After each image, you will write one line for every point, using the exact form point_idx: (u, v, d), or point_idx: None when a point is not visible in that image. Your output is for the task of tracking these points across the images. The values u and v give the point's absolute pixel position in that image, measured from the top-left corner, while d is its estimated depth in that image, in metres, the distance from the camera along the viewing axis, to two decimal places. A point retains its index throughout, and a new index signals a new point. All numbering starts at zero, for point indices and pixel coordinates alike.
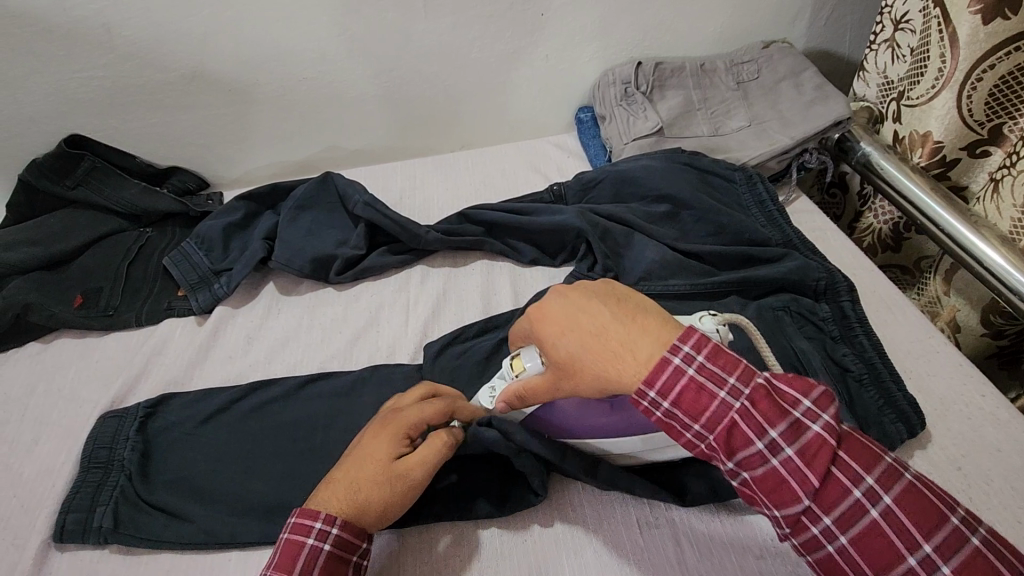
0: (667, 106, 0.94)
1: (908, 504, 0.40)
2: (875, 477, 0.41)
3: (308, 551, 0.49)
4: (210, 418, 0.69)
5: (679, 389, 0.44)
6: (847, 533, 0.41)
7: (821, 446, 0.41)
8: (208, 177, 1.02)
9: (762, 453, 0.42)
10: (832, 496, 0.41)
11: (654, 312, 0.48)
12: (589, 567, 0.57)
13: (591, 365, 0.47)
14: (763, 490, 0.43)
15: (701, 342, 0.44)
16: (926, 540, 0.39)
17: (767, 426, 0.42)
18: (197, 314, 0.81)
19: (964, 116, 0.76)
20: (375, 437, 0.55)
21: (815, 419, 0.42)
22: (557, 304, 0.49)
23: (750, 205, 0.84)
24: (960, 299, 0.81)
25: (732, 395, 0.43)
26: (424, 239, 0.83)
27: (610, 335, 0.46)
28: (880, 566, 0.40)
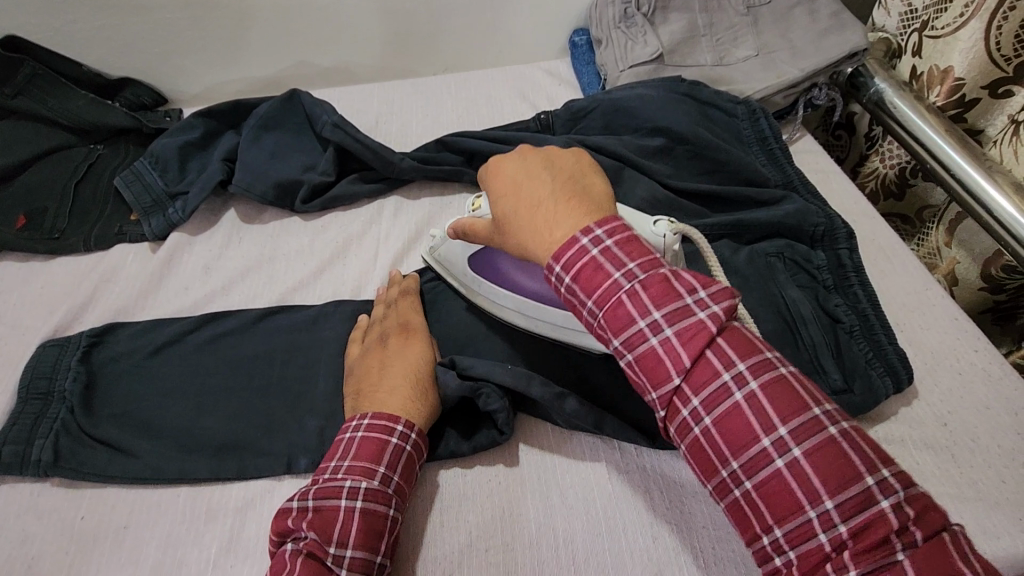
0: (669, 30, 0.86)
1: (775, 393, 0.37)
2: (747, 364, 0.38)
3: (391, 449, 0.52)
4: (160, 349, 0.65)
5: (580, 264, 0.41)
6: (710, 415, 0.38)
7: (700, 328, 0.38)
8: (164, 92, 0.93)
9: (643, 332, 0.39)
10: (702, 376, 0.38)
11: (594, 199, 0.44)
12: (557, 513, 0.55)
13: (513, 229, 0.45)
14: (641, 372, 0.40)
15: (617, 229, 0.41)
16: (784, 424, 0.36)
17: (650, 306, 0.39)
18: (151, 241, 0.75)
19: (991, 49, 0.69)
20: (405, 345, 0.60)
21: (704, 307, 0.39)
22: (509, 165, 0.47)
23: (751, 142, 0.78)
24: (961, 250, 0.77)
25: (626, 278, 0.40)
26: (398, 167, 0.77)
27: (538, 208, 0.44)
28: (736, 449, 0.37)
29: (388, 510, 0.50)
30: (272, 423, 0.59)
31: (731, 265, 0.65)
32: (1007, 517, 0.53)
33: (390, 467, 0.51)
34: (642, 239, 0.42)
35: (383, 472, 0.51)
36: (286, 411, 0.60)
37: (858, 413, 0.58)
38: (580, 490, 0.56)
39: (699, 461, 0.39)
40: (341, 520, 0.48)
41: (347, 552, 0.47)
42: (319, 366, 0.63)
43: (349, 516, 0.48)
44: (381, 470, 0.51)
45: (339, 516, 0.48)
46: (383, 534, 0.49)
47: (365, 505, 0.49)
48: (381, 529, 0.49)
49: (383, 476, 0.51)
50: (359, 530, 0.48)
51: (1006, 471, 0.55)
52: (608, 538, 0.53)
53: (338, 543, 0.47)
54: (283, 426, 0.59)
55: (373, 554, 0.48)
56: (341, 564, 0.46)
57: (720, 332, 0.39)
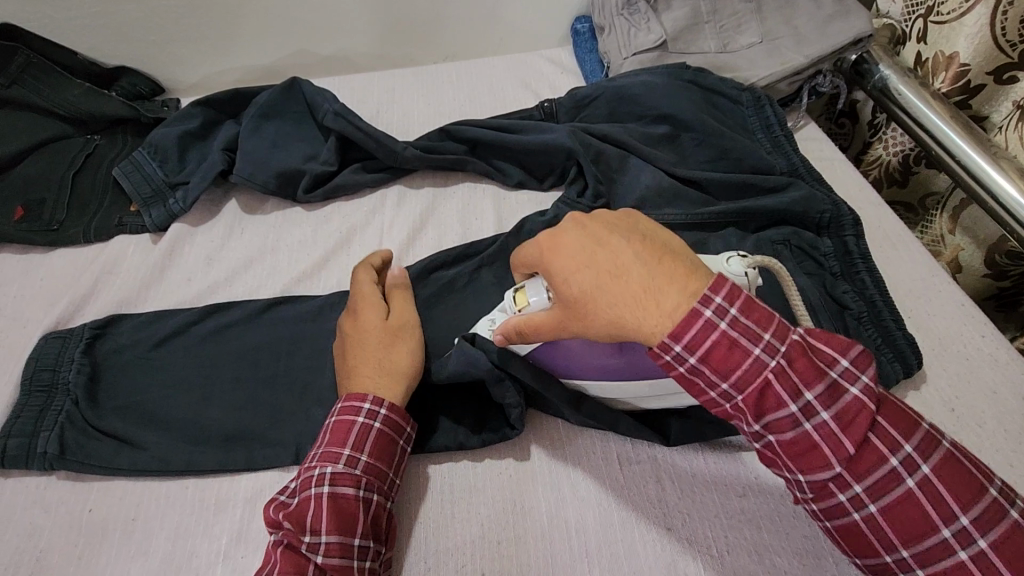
0: (672, 16, 0.85)
1: (947, 476, 0.39)
2: (914, 444, 0.39)
3: (358, 430, 0.52)
4: (164, 341, 0.64)
5: (710, 345, 0.40)
6: (877, 503, 0.40)
7: (859, 410, 0.40)
8: (161, 81, 0.92)
9: (794, 417, 0.40)
10: (866, 462, 0.40)
11: (683, 256, 0.42)
12: (568, 504, 0.55)
13: (604, 308, 0.41)
14: (792, 456, 0.41)
15: (734, 294, 0.40)
16: (963, 512, 0.38)
17: (804, 389, 0.40)
18: (152, 232, 0.74)
19: (996, 35, 0.69)
20: (358, 322, 0.59)
21: (853, 380, 0.40)
22: (572, 235, 0.44)
23: (756, 129, 0.77)
24: (966, 237, 0.77)
25: (768, 352, 0.40)
26: (402, 156, 0.76)
27: (632, 278, 0.41)
28: (911, 539, 0.39)
29: (357, 492, 0.50)
30: (280, 414, 0.59)
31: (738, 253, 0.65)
32: None
33: (355, 449, 0.51)
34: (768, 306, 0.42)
35: (347, 454, 0.51)
36: (293, 402, 0.60)
37: None
38: (591, 479, 0.56)
39: (859, 543, 0.41)
40: (312, 508, 0.49)
41: (322, 538, 0.48)
42: (325, 356, 0.62)
43: (318, 500, 0.49)
44: (346, 453, 0.51)
45: (311, 504, 0.49)
46: (356, 516, 0.49)
47: (332, 489, 0.49)
48: (352, 511, 0.49)
49: (349, 458, 0.51)
50: (331, 516, 0.48)
51: (1013, 455, 0.56)
52: (621, 529, 0.53)
53: (312, 530, 0.48)
54: (292, 417, 0.58)
55: (350, 538, 0.48)
56: (317, 550, 0.47)
57: (878, 409, 0.40)
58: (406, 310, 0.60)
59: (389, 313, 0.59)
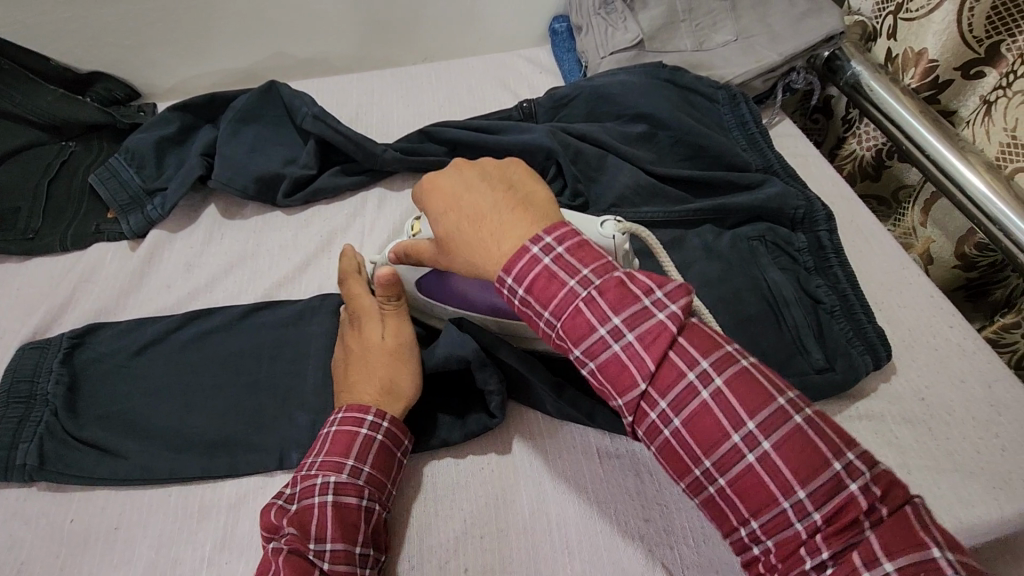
0: (649, 15, 0.86)
1: (740, 388, 0.39)
2: (710, 361, 0.40)
3: (361, 441, 0.52)
4: (145, 348, 0.64)
5: (533, 277, 0.43)
6: (680, 416, 0.40)
7: (661, 332, 0.40)
8: (137, 85, 0.91)
9: (604, 339, 0.41)
10: (667, 378, 0.40)
11: (540, 207, 0.47)
12: (549, 500, 0.55)
13: (461, 247, 0.47)
14: (606, 378, 0.42)
15: (566, 235, 0.43)
16: (751, 419, 0.38)
17: (611, 313, 0.41)
18: (130, 239, 0.74)
19: (963, 32, 0.70)
20: (360, 336, 0.59)
21: (662, 308, 0.41)
22: (445, 179, 0.49)
23: (731, 127, 0.78)
24: (936, 230, 0.79)
25: (582, 285, 0.42)
26: (381, 158, 0.76)
27: (484, 219, 0.46)
28: (709, 448, 0.39)
29: (360, 501, 0.50)
30: (263, 419, 0.59)
31: (714, 251, 0.66)
32: (982, 486, 0.55)
33: (359, 459, 0.52)
34: (596, 247, 0.44)
35: (351, 464, 0.51)
36: (276, 407, 0.60)
37: (840, 390, 0.60)
38: (572, 473, 0.57)
39: (673, 462, 0.41)
40: (317, 515, 0.49)
41: (327, 546, 0.48)
42: (307, 361, 0.62)
43: (322, 510, 0.49)
44: (349, 463, 0.51)
45: (315, 512, 0.49)
46: (358, 525, 0.49)
47: (335, 498, 0.50)
48: (354, 520, 0.49)
49: (352, 468, 0.51)
50: (335, 524, 0.49)
51: (980, 442, 0.57)
52: (601, 523, 0.54)
53: (317, 538, 0.48)
54: (275, 422, 0.59)
55: (353, 545, 0.48)
56: (322, 557, 0.47)
57: (679, 331, 0.41)
58: (404, 329, 0.59)
59: (387, 328, 0.58)
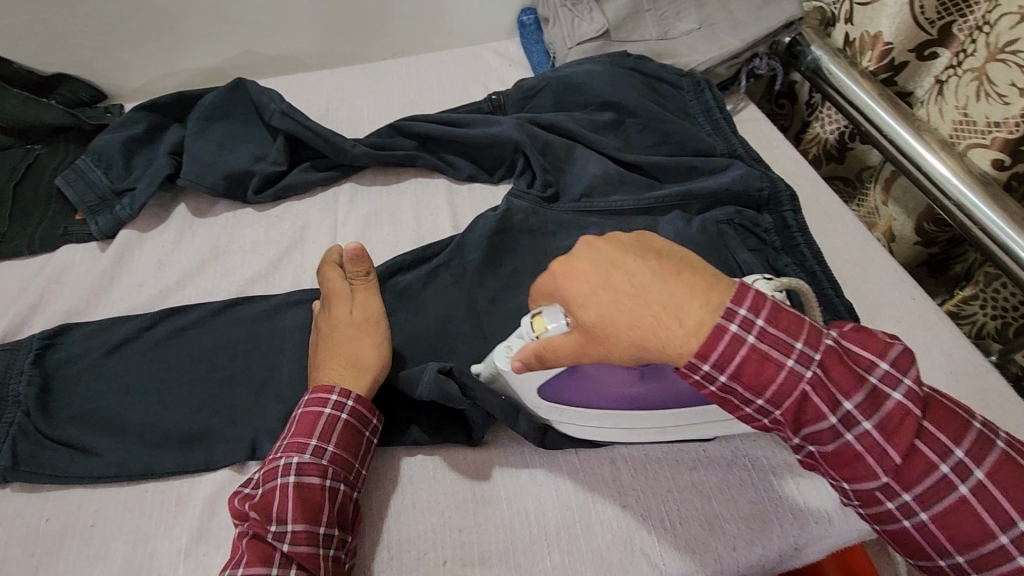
0: (614, 5, 0.87)
1: (1002, 478, 0.40)
2: (965, 450, 0.40)
3: (326, 421, 0.53)
4: (117, 347, 0.64)
5: (740, 362, 0.40)
6: (927, 512, 0.40)
7: (905, 417, 0.40)
8: (103, 86, 0.90)
9: (835, 428, 0.41)
10: (915, 472, 0.40)
11: (703, 270, 0.41)
12: (525, 485, 0.56)
13: (626, 332, 0.39)
14: (837, 463, 0.42)
15: (759, 304, 0.40)
16: (1021, 517, 0.39)
17: (842, 398, 0.41)
18: (100, 239, 0.73)
19: (915, 14, 0.72)
20: (329, 315, 0.60)
21: (895, 386, 0.41)
22: (582, 256, 0.41)
23: (696, 113, 0.80)
24: (896, 208, 0.81)
25: (802, 363, 0.40)
26: (350, 153, 0.76)
27: (648, 296, 0.39)
28: (962, 543, 0.40)
29: (323, 481, 0.51)
30: (237, 414, 0.59)
31: (684, 235, 0.67)
32: None
33: (323, 439, 0.52)
34: (794, 311, 0.42)
35: (314, 445, 0.52)
36: (251, 401, 0.60)
37: None
38: (548, 464, 0.58)
39: (907, 544, 0.42)
40: (279, 497, 0.49)
41: (288, 527, 0.48)
42: (282, 354, 0.63)
43: (284, 490, 0.49)
44: (312, 444, 0.52)
45: (277, 494, 0.50)
46: (321, 504, 0.50)
47: (298, 479, 0.50)
48: (317, 500, 0.50)
49: (315, 448, 0.52)
50: (297, 504, 0.49)
51: None
52: (576, 507, 0.55)
53: (278, 520, 0.48)
54: (250, 415, 0.59)
55: (316, 525, 0.49)
56: (283, 539, 0.48)
57: (923, 414, 0.41)
58: (371, 302, 0.60)
59: (356, 304, 0.60)
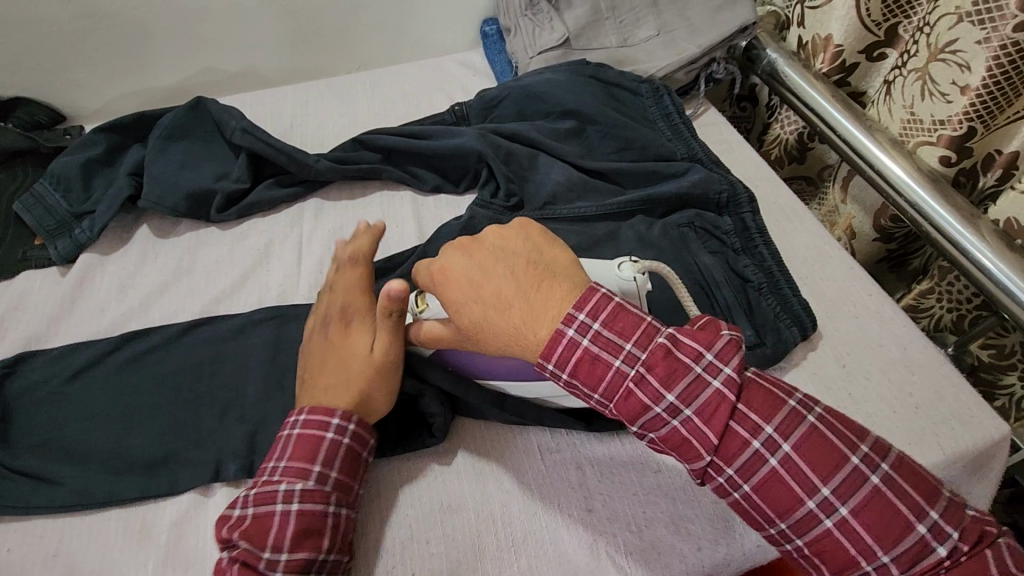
0: (574, 14, 0.88)
1: (809, 450, 0.41)
2: (774, 426, 0.42)
3: (328, 444, 0.52)
4: (79, 373, 0.63)
5: (576, 361, 0.44)
6: (749, 483, 0.42)
7: (719, 402, 0.42)
8: (62, 108, 0.89)
9: (662, 416, 0.43)
10: (733, 447, 0.42)
11: (563, 275, 0.47)
12: (493, 498, 0.56)
13: (492, 335, 0.46)
14: (668, 448, 0.44)
15: (598, 309, 0.44)
16: (825, 484, 0.40)
17: (664, 391, 0.42)
18: (59, 264, 0.73)
19: (862, 17, 0.74)
20: (348, 337, 0.57)
21: (715, 373, 0.42)
22: (459, 264, 0.48)
23: (656, 118, 0.81)
24: (855, 206, 0.83)
25: (628, 363, 0.43)
26: (314, 168, 0.77)
27: (511, 300, 0.45)
28: (783, 513, 0.41)
29: (326, 507, 0.50)
30: (203, 437, 0.59)
31: (646, 240, 0.68)
32: (899, 441, 0.58)
33: (326, 464, 0.51)
34: (635, 312, 0.44)
35: (318, 470, 0.51)
36: (216, 423, 0.60)
37: (772, 363, 0.63)
38: (516, 474, 0.58)
39: (749, 518, 0.43)
40: (277, 522, 0.48)
41: (283, 555, 0.48)
42: (247, 374, 0.62)
43: (284, 518, 0.48)
44: (315, 469, 0.51)
45: (275, 520, 0.49)
46: (321, 532, 0.49)
47: (300, 506, 0.49)
48: (317, 528, 0.49)
49: (318, 473, 0.51)
50: (295, 531, 0.48)
51: (896, 402, 0.60)
52: (544, 516, 0.55)
53: (273, 547, 0.48)
54: (214, 438, 0.58)
55: (316, 553, 0.48)
56: (275, 567, 0.47)
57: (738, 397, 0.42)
58: (395, 341, 0.56)
59: (377, 336, 0.56)
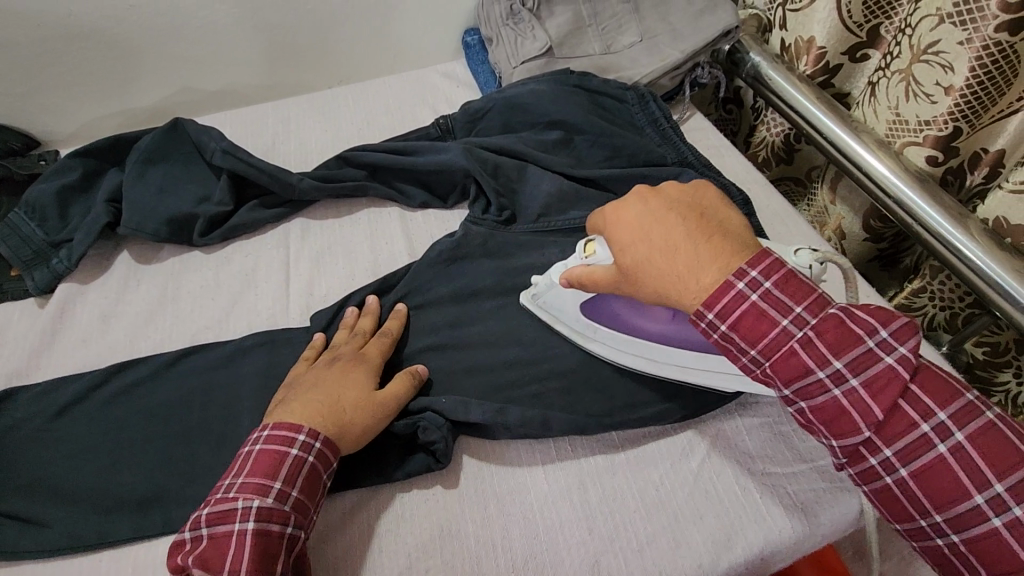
0: (556, 23, 0.87)
1: (985, 444, 0.38)
2: (949, 413, 0.40)
3: (291, 461, 0.49)
4: (64, 409, 0.61)
5: (740, 313, 0.42)
6: (907, 465, 0.40)
7: (891, 378, 0.40)
8: (36, 133, 0.87)
9: (823, 382, 0.41)
10: (896, 427, 0.40)
11: (735, 236, 0.45)
12: (494, 522, 0.55)
13: (649, 278, 0.45)
14: (820, 420, 0.42)
15: (771, 270, 0.42)
16: (1000, 480, 0.38)
17: (830, 356, 0.41)
18: (37, 295, 0.70)
19: (844, 19, 0.74)
20: (348, 371, 0.57)
21: (889, 350, 0.40)
22: (635, 208, 0.47)
23: (643, 125, 0.80)
24: (845, 207, 0.83)
25: (796, 324, 0.41)
26: (298, 188, 0.75)
27: (680, 246, 0.44)
28: (940, 502, 0.39)
29: (284, 528, 0.47)
30: (194, 471, 0.57)
31: None
32: None
33: (287, 482, 0.49)
34: (807, 281, 0.43)
35: (278, 488, 0.48)
36: (208, 455, 0.58)
37: None
38: (519, 495, 0.57)
39: (894, 506, 0.42)
40: (234, 545, 0.45)
41: None
42: (238, 403, 0.61)
43: (240, 539, 0.45)
44: (276, 487, 0.48)
45: (232, 542, 0.46)
46: (278, 554, 0.46)
47: (257, 526, 0.46)
48: (275, 550, 0.46)
49: (279, 492, 0.48)
50: (253, 556, 0.45)
51: None
52: (547, 538, 0.54)
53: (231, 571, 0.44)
54: (206, 472, 0.57)
55: None
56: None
57: (912, 378, 0.40)
58: (399, 394, 0.57)
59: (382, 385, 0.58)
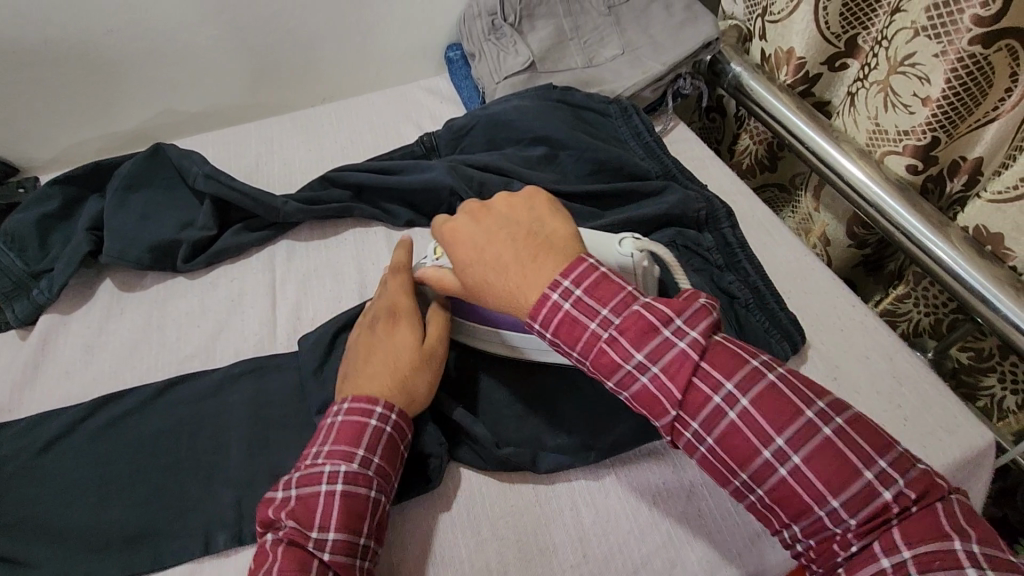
0: (537, 36, 0.87)
1: (766, 405, 0.42)
2: (735, 382, 0.42)
3: (371, 430, 0.51)
4: (49, 445, 0.60)
5: (557, 321, 0.44)
6: (712, 436, 0.42)
7: (683, 361, 0.42)
8: (13, 160, 0.85)
9: (632, 373, 0.43)
10: (696, 403, 0.43)
11: (562, 249, 0.46)
12: (490, 547, 0.55)
13: (490, 295, 0.47)
14: (640, 405, 0.44)
15: (582, 276, 0.44)
16: (780, 435, 0.41)
17: (632, 350, 0.43)
18: (18, 328, 0.70)
19: (822, 30, 0.75)
20: (393, 330, 0.57)
21: (682, 336, 0.43)
22: (465, 227, 0.49)
23: (627, 138, 0.81)
24: (828, 214, 0.83)
25: (602, 325, 0.44)
26: (283, 211, 0.75)
27: (511, 264, 0.46)
28: (743, 464, 0.42)
29: (368, 491, 0.49)
30: (184, 504, 0.56)
31: None
32: None
33: (370, 449, 0.51)
34: (616, 280, 0.45)
35: (362, 454, 0.50)
36: (198, 487, 0.57)
37: None
38: (515, 519, 0.56)
39: (713, 471, 0.44)
40: (323, 503, 0.48)
41: (329, 536, 0.47)
42: (228, 433, 0.60)
43: (330, 499, 0.48)
44: (360, 452, 0.50)
45: (321, 500, 0.48)
46: (364, 515, 0.49)
47: (345, 487, 0.48)
48: (362, 510, 0.48)
49: (363, 458, 0.50)
50: (341, 512, 0.48)
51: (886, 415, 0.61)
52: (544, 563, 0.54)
53: (320, 528, 0.47)
54: (196, 505, 0.56)
55: (357, 536, 0.48)
56: (323, 547, 0.46)
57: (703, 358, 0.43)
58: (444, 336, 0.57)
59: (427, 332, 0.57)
